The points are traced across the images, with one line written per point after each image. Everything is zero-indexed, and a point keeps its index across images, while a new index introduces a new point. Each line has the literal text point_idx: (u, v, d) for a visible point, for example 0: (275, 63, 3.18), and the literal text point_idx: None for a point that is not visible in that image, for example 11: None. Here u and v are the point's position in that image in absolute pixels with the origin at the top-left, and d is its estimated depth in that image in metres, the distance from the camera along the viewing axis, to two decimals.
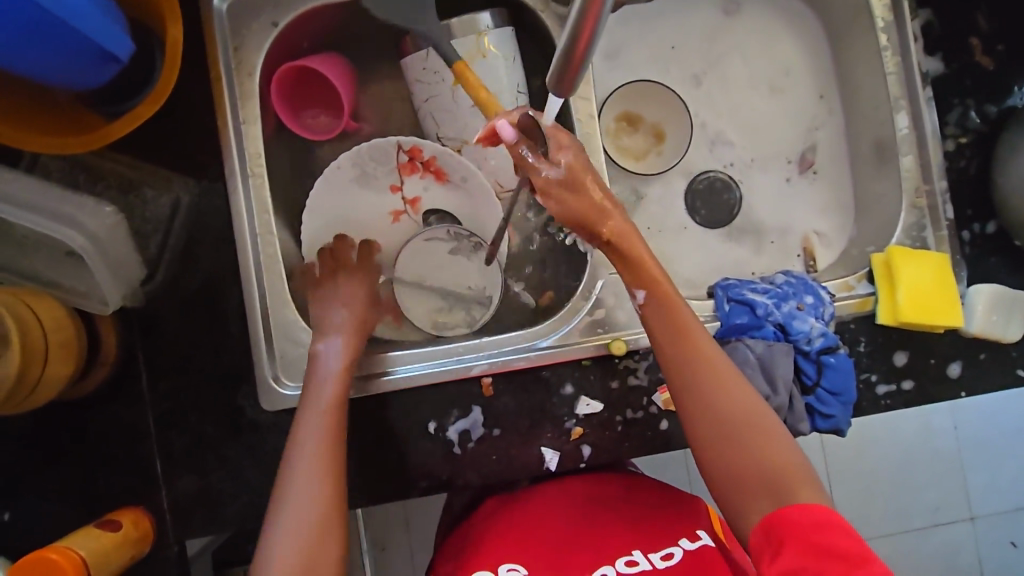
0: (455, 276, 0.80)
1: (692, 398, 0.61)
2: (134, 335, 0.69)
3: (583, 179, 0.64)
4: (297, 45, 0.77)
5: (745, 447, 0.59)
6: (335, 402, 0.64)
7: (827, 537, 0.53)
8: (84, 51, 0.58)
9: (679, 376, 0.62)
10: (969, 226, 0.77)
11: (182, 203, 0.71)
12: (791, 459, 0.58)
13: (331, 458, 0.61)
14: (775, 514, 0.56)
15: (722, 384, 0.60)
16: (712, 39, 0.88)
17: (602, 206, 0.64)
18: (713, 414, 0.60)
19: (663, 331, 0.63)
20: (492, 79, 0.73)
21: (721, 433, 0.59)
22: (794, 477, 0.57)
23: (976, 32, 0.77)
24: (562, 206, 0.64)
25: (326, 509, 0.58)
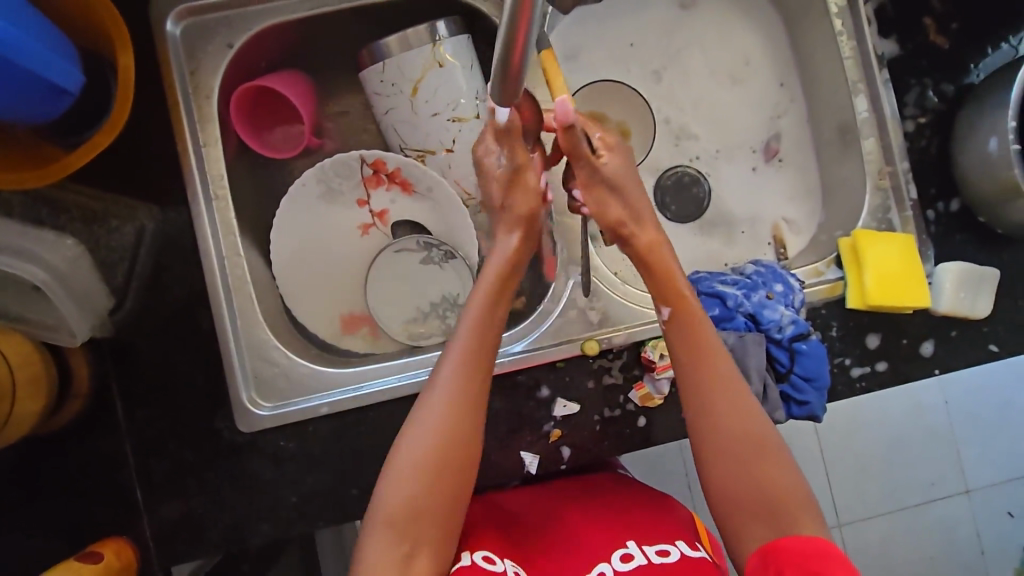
0: (429, 286, 0.81)
1: (702, 415, 0.62)
2: (106, 364, 0.69)
3: (625, 184, 0.70)
4: (254, 64, 0.77)
5: (748, 471, 0.59)
6: (494, 317, 0.64)
7: (820, 563, 0.49)
8: (33, 86, 0.57)
9: (693, 382, 0.63)
10: (933, 205, 0.77)
11: (147, 230, 0.70)
12: (794, 487, 0.58)
13: (479, 365, 0.61)
14: (776, 543, 0.54)
15: (733, 403, 0.61)
16: (671, 34, 0.88)
17: (634, 210, 0.70)
18: (725, 431, 0.60)
19: (684, 350, 0.64)
20: (450, 87, 0.73)
21: (728, 454, 0.60)
22: (795, 506, 0.57)
23: (929, 12, 0.77)
24: (602, 210, 0.70)
25: (459, 434, 0.58)
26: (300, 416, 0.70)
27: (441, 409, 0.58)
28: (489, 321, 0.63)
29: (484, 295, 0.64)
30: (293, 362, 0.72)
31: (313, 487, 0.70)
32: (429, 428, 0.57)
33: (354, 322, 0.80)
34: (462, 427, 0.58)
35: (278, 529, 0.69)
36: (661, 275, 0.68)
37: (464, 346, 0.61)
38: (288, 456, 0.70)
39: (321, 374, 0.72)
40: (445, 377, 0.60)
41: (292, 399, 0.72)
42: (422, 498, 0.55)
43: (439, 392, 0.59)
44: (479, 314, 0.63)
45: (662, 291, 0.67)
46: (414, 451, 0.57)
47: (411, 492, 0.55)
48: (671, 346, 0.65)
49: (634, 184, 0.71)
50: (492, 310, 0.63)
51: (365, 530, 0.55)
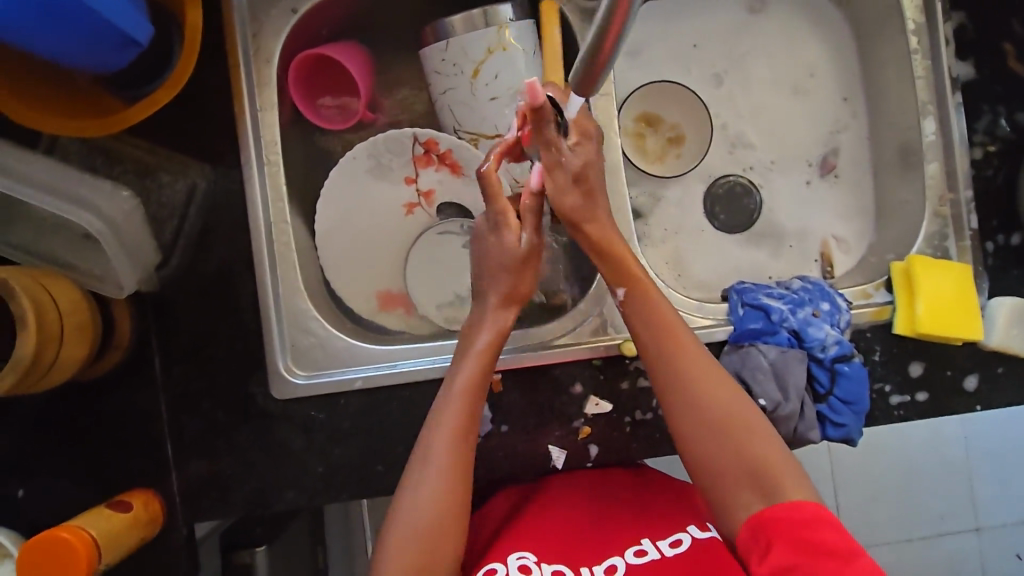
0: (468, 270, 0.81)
1: (673, 398, 0.62)
2: (148, 318, 0.70)
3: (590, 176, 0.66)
4: (316, 32, 0.76)
5: (727, 441, 0.59)
6: (481, 384, 0.63)
7: (818, 532, 0.53)
8: (104, 34, 0.57)
9: (663, 376, 0.62)
10: (992, 236, 0.75)
11: (198, 189, 0.71)
12: (771, 451, 0.58)
13: (467, 439, 0.62)
14: (764, 513, 0.56)
15: (699, 379, 0.61)
16: (736, 37, 0.86)
17: (591, 203, 0.67)
18: (699, 415, 0.60)
19: (646, 330, 0.64)
20: (512, 73, 0.72)
21: (703, 427, 0.60)
22: (776, 469, 0.57)
23: (1009, 37, 0.75)
24: (554, 198, 0.66)
25: (452, 499, 0.60)
26: (333, 389, 0.70)
27: (437, 476, 0.60)
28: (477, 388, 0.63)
29: (472, 367, 0.64)
30: (331, 335, 0.72)
31: (340, 459, 0.70)
32: (428, 495, 0.59)
33: (391, 301, 0.80)
34: (452, 492, 0.60)
35: (302, 497, 0.70)
36: (619, 259, 0.66)
37: (451, 419, 0.61)
38: (318, 427, 0.70)
39: (358, 350, 0.72)
40: (437, 446, 0.61)
41: (326, 370, 0.72)
42: (426, 559, 0.58)
43: (432, 466, 0.60)
44: (468, 381, 0.63)
45: (619, 274, 0.66)
46: (414, 518, 0.59)
47: (418, 550, 0.58)
48: (633, 328, 0.65)
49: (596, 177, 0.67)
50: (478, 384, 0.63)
51: None
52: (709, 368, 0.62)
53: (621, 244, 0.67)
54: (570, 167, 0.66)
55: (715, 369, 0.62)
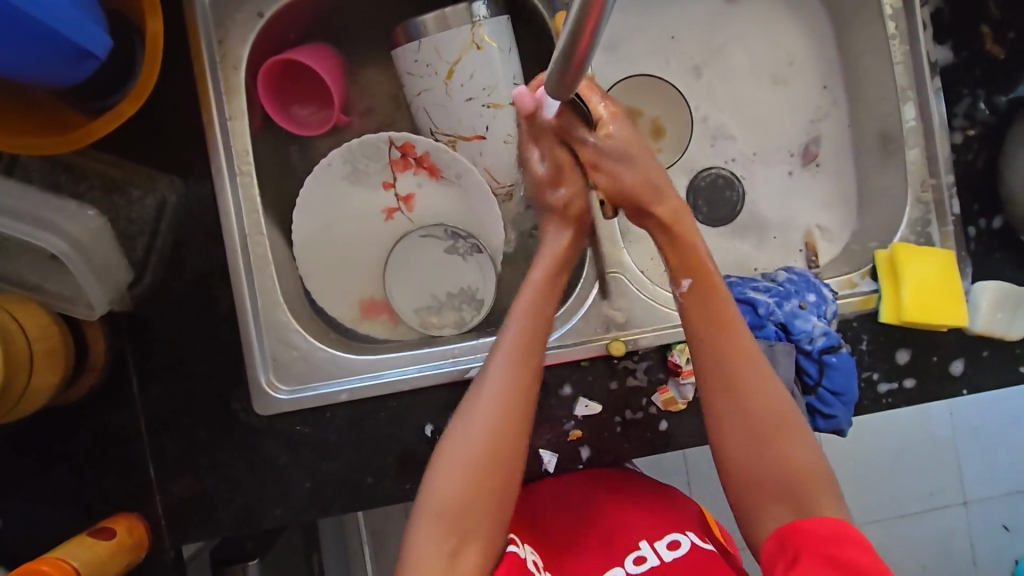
0: (451, 276, 0.79)
1: (720, 390, 0.60)
2: (123, 338, 0.68)
3: (638, 152, 0.66)
4: (283, 36, 0.74)
5: (769, 450, 0.57)
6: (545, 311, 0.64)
7: (842, 549, 0.50)
8: (57, 47, 0.55)
9: (712, 362, 0.60)
10: (974, 221, 0.76)
11: (169, 203, 0.69)
12: (811, 463, 0.57)
13: (529, 363, 0.60)
14: (792, 525, 0.54)
15: (751, 380, 0.59)
16: (714, 27, 0.85)
17: (652, 185, 0.65)
18: (745, 416, 0.58)
19: (700, 318, 0.62)
20: (486, 71, 0.70)
21: (745, 432, 0.58)
22: (815, 487, 0.56)
23: (986, 20, 0.75)
24: (613, 178, 0.66)
25: (507, 433, 0.58)
26: (318, 402, 0.69)
27: (491, 407, 0.58)
28: (537, 313, 0.63)
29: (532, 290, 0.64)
30: (313, 347, 0.71)
31: (328, 474, 0.69)
32: (482, 430, 0.57)
33: (374, 308, 0.79)
34: (507, 428, 0.58)
35: (291, 513, 0.69)
36: (686, 247, 0.64)
37: (515, 343, 0.61)
38: (304, 441, 0.69)
39: (341, 361, 0.71)
40: (496, 373, 0.59)
41: (309, 383, 0.70)
42: (474, 502, 0.56)
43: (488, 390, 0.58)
44: (532, 302, 0.63)
45: (682, 265, 0.64)
46: (471, 451, 0.57)
47: (473, 483, 0.56)
48: (687, 316, 0.63)
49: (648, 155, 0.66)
50: (537, 309, 0.63)
51: (418, 524, 0.55)
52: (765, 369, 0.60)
53: (687, 230, 0.65)
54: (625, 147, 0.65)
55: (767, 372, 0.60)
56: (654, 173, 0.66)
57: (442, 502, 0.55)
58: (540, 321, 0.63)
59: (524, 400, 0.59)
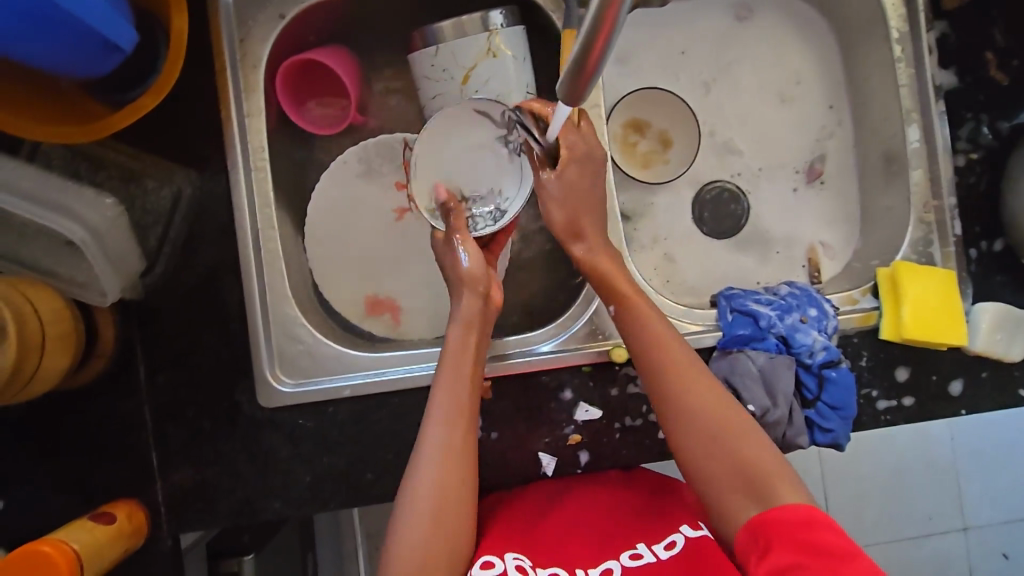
0: (482, 160, 0.70)
1: (663, 402, 0.61)
2: (133, 326, 0.69)
3: (587, 195, 0.68)
4: (303, 39, 0.76)
5: (721, 446, 0.58)
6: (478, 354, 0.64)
7: (814, 534, 0.50)
8: (86, 40, 0.57)
9: (653, 379, 0.62)
10: (976, 243, 0.77)
11: (184, 195, 0.70)
12: (767, 457, 0.57)
13: (456, 424, 0.60)
14: (760, 516, 0.54)
15: (686, 384, 0.61)
16: (724, 45, 0.87)
17: (585, 210, 0.68)
18: (692, 418, 0.59)
19: (637, 337, 0.64)
20: (500, 80, 0.72)
21: (697, 434, 0.59)
22: (775, 478, 0.55)
23: (991, 47, 0.77)
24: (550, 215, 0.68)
25: (453, 461, 0.59)
26: (321, 397, 0.70)
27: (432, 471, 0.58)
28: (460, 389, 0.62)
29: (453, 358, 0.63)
30: (319, 342, 0.72)
31: (327, 468, 0.69)
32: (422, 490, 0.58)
33: (379, 306, 0.78)
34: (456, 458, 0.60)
35: (289, 507, 0.69)
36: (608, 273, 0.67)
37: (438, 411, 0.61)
38: (305, 435, 0.70)
39: (346, 358, 0.72)
40: (440, 407, 0.61)
41: (315, 378, 0.71)
42: (440, 518, 0.58)
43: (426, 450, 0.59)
44: (453, 377, 0.62)
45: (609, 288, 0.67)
46: (427, 477, 0.58)
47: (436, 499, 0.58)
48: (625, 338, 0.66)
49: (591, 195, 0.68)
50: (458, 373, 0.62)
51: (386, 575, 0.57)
52: (697, 375, 0.61)
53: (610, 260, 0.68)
54: (569, 188, 0.68)
55: (702, 376, 0.61)
56: (588, 211, 0.68)
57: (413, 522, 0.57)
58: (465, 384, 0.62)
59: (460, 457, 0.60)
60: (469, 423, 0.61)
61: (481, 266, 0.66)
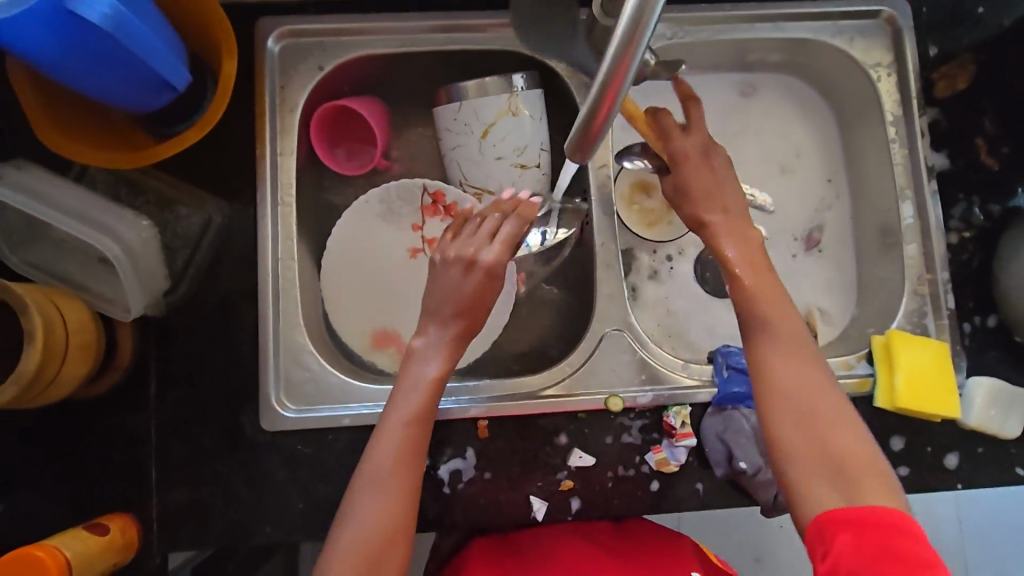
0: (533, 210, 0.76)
1: (763, 373, 0.61)
2: (150, 343, 0.72)
3: (718, 181, 0.69)
4: (339, 89, 0.82)
5: (818, 430, 0.57)
6: (427, 410, 0.63)
7: (898, 540, 0.49)
8: (146, 78, 0.63)
9: (756, 349, 0.62)
10: (970, 318, 0.79)
11: (213, 222, 0.75)
12: (862, 453, 0.56)
13: (409, 455, 0.61)
14: (839, 507, 0.53)
15: (792, 362, 0.60)
16: (730, 118, 0.90)
17: (716, 197, 0.68)
18: (785, 399, 0.59)
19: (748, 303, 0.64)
20: (518, 135, 0.78)
21: (795, 413, 0.58)
22: (864, 472, 0.54)
23: (981, 134, 0.82)
24: (686, 195, 0.69)
25: (401, 489, 0.60)
26: (321, 424, 0.72)
27: (379, 504, 0.59)
28: (418, 418, 0.63)
29: (416, 393, 0.63)
30: (325, 370, 0.74)
31: (321, 496, 0.70)
32: (369, 518, 0.59)
33: (385, 340, 0.81)
34: (399, 493, 0.60)
35: (280, 533, 0.70)
36: (733, 245, 0.66)
37: (392, 443, 0.61)
38: (303, 461, 0.71)
39: (350, 388, 0.74)
40: (388, 436, 0.62)
41: (317, 406, 0.73)
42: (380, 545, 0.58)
43: (370, 478, 0.60)
44: (408, 408, 0.63)
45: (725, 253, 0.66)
46: (370, 507, 0.59)
47: (374, 543, 0.58)
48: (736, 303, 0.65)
49: (724, 182, 0.69)
50: (413, 410, 0.63)
51: None
52: (800, 362, 0.61)
53: (744, 248, 0.66)
54: (699, 173, 0.69)
55: (806, 360, 0.61)
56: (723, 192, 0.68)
57: (350, 545, 0.58)
58: (419, 420, 0.63)
59: (406, 487, 0.60)
60: (416, 454, 0.62)
61: (458, 280, 0.65)
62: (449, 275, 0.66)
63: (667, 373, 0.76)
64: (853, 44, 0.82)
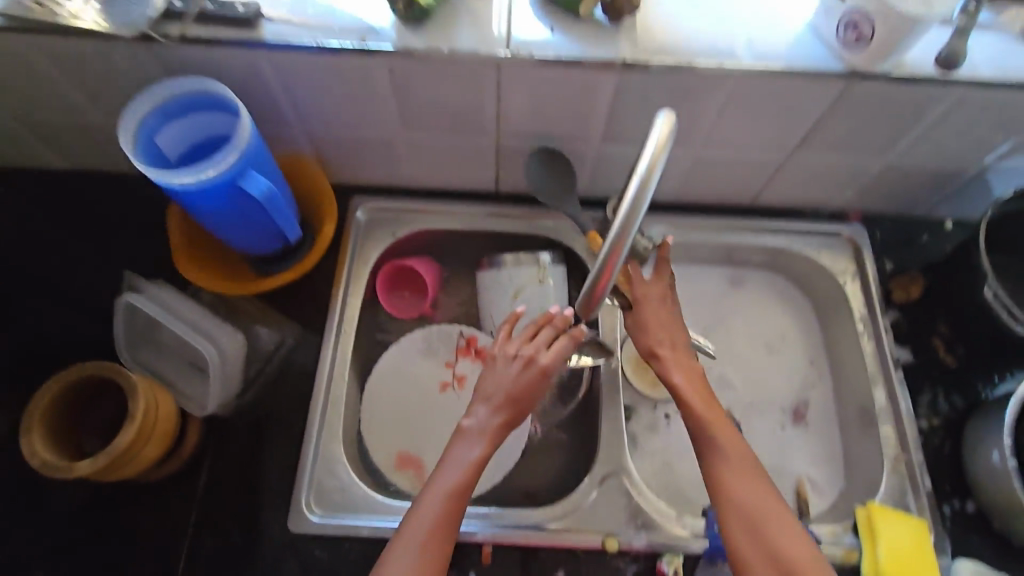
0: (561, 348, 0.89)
1: (716, 479, 0.73)
2: (210, 439, 0.83)
3: (670, 318, 0.82)
4: (405, 250, 1.03)
5: (764, 530, 0.69)
6: (464, 485, 0.72)
7: None
8: (270, 231, 0.83)
9: (709, 457, 0.75)
10: (948, 501, 0.86)
11: (285, 342, 0.90)
12: (800, 549, 0.68)
13: (443, 525, 0.70)
14: None
15: (738, 469, 0.73)
16: (722, 301, 1.06)
17: (668, 327, 0.81)
18: (736, 503, 0.71)
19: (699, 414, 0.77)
20: (542, 300, 0.94)
21: (745, 515, 0.71)
22: (805, 568, 0.67)
23: (937, 336, 0.97)
24: (639, 325, 0.81)
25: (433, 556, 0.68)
26: (341, 532, 0.79)
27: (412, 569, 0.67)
28: (455, 491, 0.71)
29: (458, 467, 0.73)
30: (353, 482, 0.82)
31: None
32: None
33: (406, 462, 0.90)
34: (435, 556, 0.68)
35: None
36: (687, 363, 0.80)
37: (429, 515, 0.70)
38: (319, 567, 0.78)
39: (373, 501, 0.81)
40: (425, 507, 0.70)
41: (340, 514, 0.80)
42: None
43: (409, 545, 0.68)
44: (446, 483, 0.72)
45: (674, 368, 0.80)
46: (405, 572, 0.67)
47: None
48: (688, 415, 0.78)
49: (673, 318, 0.82)
50: (452, 486, 0.71)
51: None
52: (745, 468, 0.73)
53: (692, 372, 0.80)
54: (653, 310, 0.81)
55: (749, 466, 0.74)
56: (672, 325, 0.82)
57: None
58: (455, 495, 0.71)
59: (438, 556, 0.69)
60: (449, 527, 0.70)
61: (515, 373, 0.77)
62: (508, 370, 0.77)
63: (660, 520, 0.81)
64: (821, 255, 1.02)
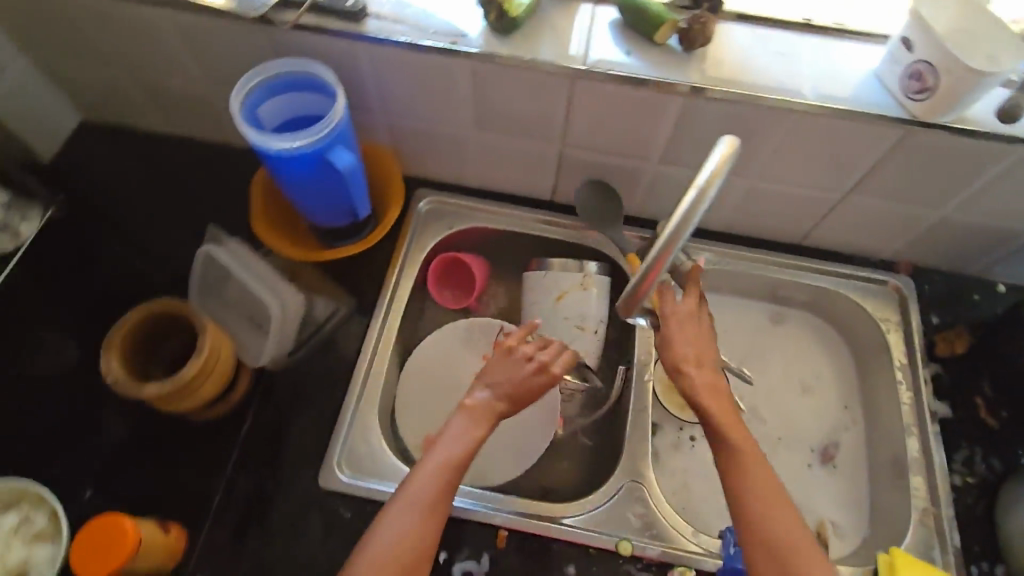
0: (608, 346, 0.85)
1: (727, 473, 0.74)
2: (258, 391, 0.89)
3: (701, 331, 0.80)
4: (459, 244, 1.09)
5: (773, 527, 0.70)
6: (460, 451, 0.74)
7: None
8: (345, 204, 0.90)
9: (722, 451, 0.75)
10: (977, 562, 0.85)
11: (338, 313, 0.96)
12: (805, 548, 0.70)
13: (439, 488, 0.72)
14: None
15: (749, 466, 0.73)
16: (760, 334, 1.08)
17: (695, 338, 0.79)
18: (744, 499, 0.72)
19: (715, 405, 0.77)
20: (584, 306, 0.97)
21: (754, 511, 0.71)
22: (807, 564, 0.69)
23: (979, 394, 0.95)
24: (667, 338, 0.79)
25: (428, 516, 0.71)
26: (367, 494, 0.82)
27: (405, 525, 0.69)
28: (450, 459, 0.73)
29: (462, 436, 0.75)
30: (383, 450, 0.86)
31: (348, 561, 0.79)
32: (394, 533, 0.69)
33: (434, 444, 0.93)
34: (429, 515, 0.71)
35: None
36: (704, 365, 0.78)
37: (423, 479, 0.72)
38: (342, 525, 0.81)
39: (399, 470, 0.85)
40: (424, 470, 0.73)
41: (368, 478, 0.84)
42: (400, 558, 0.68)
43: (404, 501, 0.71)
44: (443, 451, 0.74)
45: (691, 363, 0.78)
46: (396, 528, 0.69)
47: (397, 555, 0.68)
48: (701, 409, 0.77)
49: (703, 332, 0.80)
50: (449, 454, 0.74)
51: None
52: (758, 466, 0.74)
53: (711, 373, 0.78)
54: (683, 319, 0.79)
55: (761, 463, 0.74)
56: (702, 339, 0.79)
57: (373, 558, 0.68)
58: (449, 463, 0.73)
59: (430, 515, 0.71)
60: (445, 491, 0.72)
61: (525, 374, 0.79)
62: (520, 368, 0.80)
63: (675, 533, 0.82)
64: (865, 300, 1.02)
